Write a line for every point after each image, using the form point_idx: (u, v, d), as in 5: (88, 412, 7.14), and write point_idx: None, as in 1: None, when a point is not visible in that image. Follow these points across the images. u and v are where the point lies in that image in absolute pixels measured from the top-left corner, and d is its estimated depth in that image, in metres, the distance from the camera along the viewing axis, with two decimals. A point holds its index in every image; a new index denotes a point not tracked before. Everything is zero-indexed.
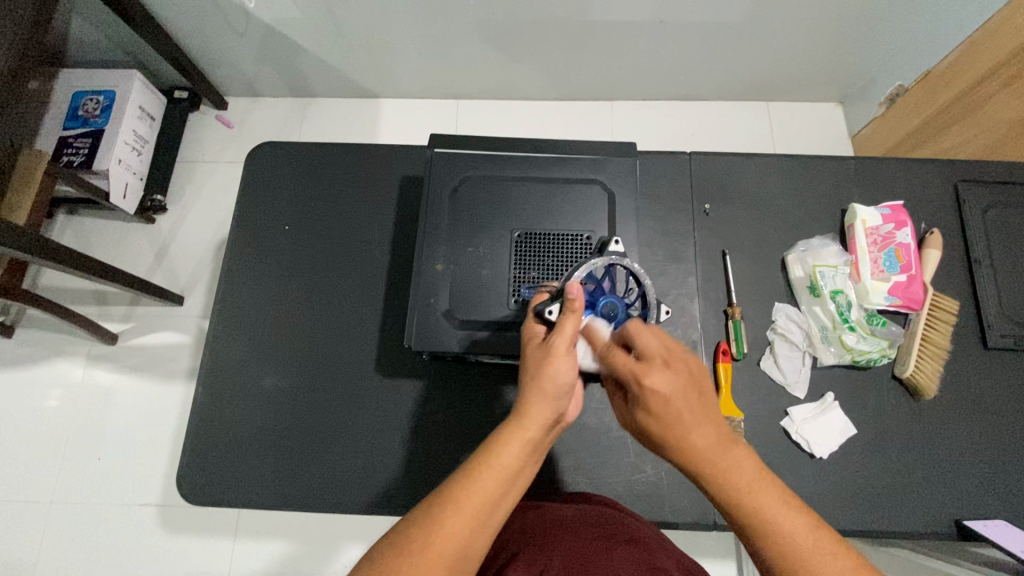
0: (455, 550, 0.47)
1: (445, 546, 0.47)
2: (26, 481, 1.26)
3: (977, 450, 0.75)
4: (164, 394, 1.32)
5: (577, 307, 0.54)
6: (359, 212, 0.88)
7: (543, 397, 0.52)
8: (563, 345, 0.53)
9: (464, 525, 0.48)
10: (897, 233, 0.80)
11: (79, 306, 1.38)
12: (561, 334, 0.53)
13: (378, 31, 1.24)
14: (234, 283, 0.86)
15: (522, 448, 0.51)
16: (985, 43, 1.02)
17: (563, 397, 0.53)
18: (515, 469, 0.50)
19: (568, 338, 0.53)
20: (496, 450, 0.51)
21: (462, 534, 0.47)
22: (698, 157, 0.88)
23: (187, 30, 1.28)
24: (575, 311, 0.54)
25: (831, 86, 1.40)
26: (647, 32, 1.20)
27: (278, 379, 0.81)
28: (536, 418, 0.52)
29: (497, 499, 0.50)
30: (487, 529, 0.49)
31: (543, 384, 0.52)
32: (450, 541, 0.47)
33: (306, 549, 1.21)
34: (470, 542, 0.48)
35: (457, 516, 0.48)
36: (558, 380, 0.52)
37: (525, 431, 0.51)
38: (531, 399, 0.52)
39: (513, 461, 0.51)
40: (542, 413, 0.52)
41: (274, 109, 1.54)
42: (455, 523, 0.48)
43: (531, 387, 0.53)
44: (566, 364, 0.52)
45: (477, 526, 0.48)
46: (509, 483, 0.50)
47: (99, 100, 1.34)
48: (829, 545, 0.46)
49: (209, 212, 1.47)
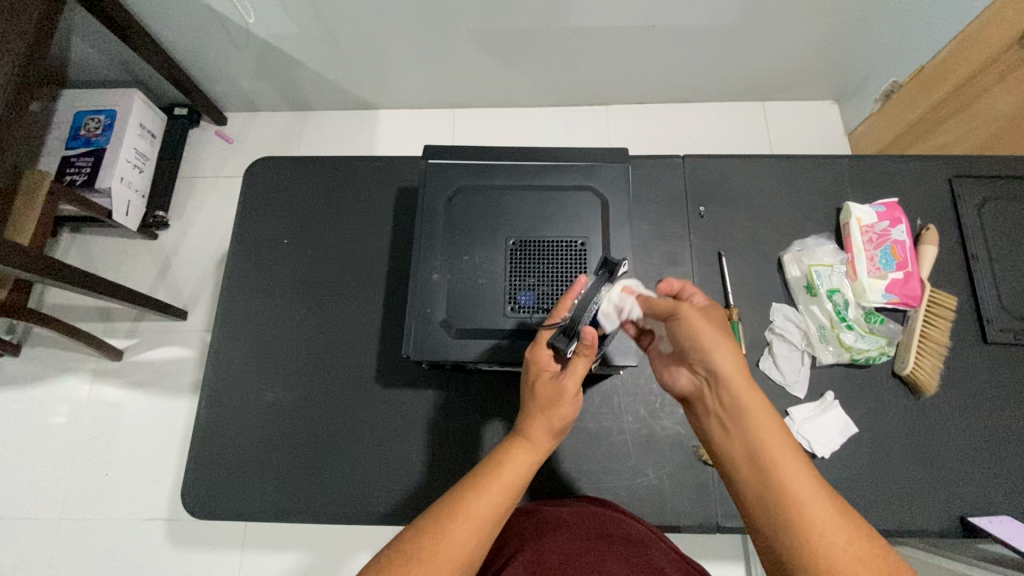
0: (466, 553, 0.51)
1: (459, 550, 0.51)
2: (35, 497, 1.27)
3: (981, 445, 0.74)
4: (171, 409, 1.33)
5: (590, 352, 0.58)
6: (355, 225, 0.89)
7: (549, 425, 0.59)
8: (574, 385, 0.58)
9: (476, 532, 0.52)
10: (893, 230, 0.79)
11: (82, 323, 1.39)
12: (574, 376, 0.58)
13: (372, 44, 1.25)
14: (235, 296, 0.87)
15: (525, 467, 0.57)
16: (978, 37, 1.02)
17: (562, 426, 0.60)
18: (520, 485, 0.56)
19: (577, 378, 0.58)
20: (507, 465, 0.57)
21: (476, 539, 0.52)
22: (692, 159, 0.88)
23: (183, 47, 1.29)
24: (588, 355, 0.58)
25: (825, 85, 1.40)
26: (638, 36, 1.21)
27: (279, 393, 0.81)
28: (541, 443, 0.59)
29: (505, 510, 0.55)
30: (492, 534, 0.53)
31: (553, 417, 0.59)
32: (462, 545, 0.51)
33: (314, 559, 1.21)
34: (480, 546, 0.52)
35: (471, 522, 0.52)
36: (564, 415, 0.59)
37: (531, 452, 0.58)
38: (537, 425, 0.59)
39: (521, 476, 0.57)
40: (544, 441, 0.59)
41: (273, 123, 1.56)
42: (468, 529, 0.52)
43: (540, 417, 0.59)
44: (572, 401, 0.60)
45: (487, 533, 0.53)
46: (516, 497, 0.56)
47: (100, 119, 1.36)
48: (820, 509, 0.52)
49: (211, 227, 1.48)
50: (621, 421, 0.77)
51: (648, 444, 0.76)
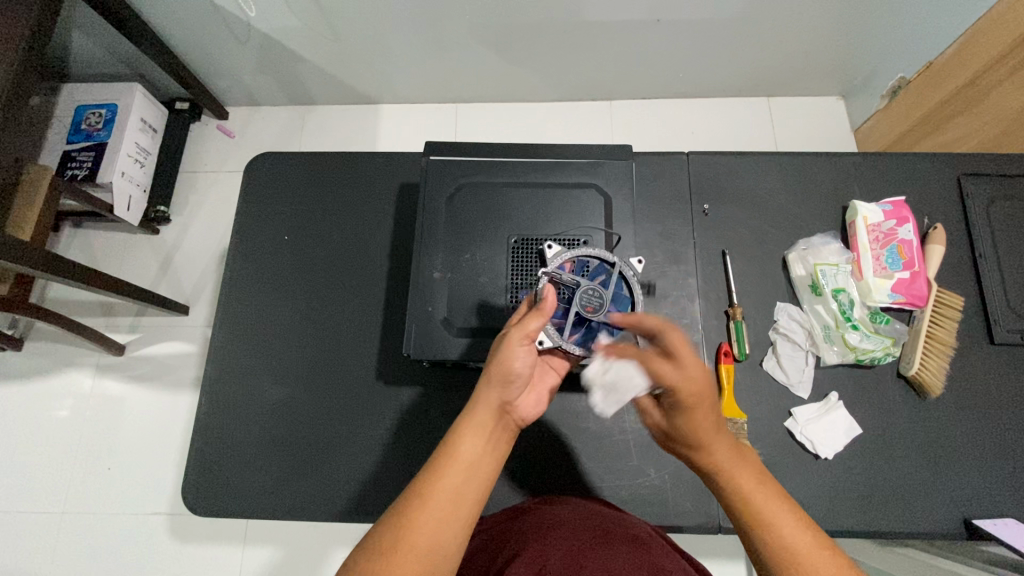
0: (429, 543, 0.47)
1: (418, 539, 0.47)
2: (37, 491, 1.28)
3: (987, 447, 0.74)
4: (173, 403, 1.33)
5: (543, 307, 0.56)
6: (356, 222, 0.88)
7: (494, 385, 0.56)
8: (520, 339, 0.55)
9: (435, 518, 0.49)
10: (900, 229, 0.79)
11: (84, 317, 1.39)
12: (521, 329, 0.55)
13: (373, 38, 1.24)
14: (235, 293, 0.87)
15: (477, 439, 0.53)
16: (989, 33, 1.00)
17: (514, 385, 0.56)
18: (473, 458, 0.53)
19: (528, 332, 0.55)
20: (456, 442, 0.53)
21: (434, 525, 0.48)
22: (695, 156, 0.87)
23: (183, 41, 1.28)
24: (540, 311, 0.56)
25: (832, 80, 1.38)
26: (643, 30, 1.20)
27: (278, 390, 0.81)
28: (485, 406, 0.55)
29: (464, 486, 0.51)
30: (457, 516, 0.50)
31: (496, 374, 0.55)
32: (423, 535, 0.48)
33: (313, 554, 1.22)
34: (442, 532, 0.48)
35: (427, 510, 0.49)
36: (512, 369, 0.55)
37: (478, 421, 0.54)
38: (481, 389, 0.56)
39: (471, 449, 0.53)
40: (491, 403, 0.55)
41: (275, 118, 1.55)
42: (426, 517, 0.48)
43: (486, 379, 0.56)
44: (523, 355, 0.55)
45: (447, 516, 0.49)
46: (473, 471, 0.52)
47: (101, 113, 1.35)
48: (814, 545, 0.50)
49: (213, 221, 1.48)
50: (623, 421, 0.76)
51: (649, 444, 0.75)
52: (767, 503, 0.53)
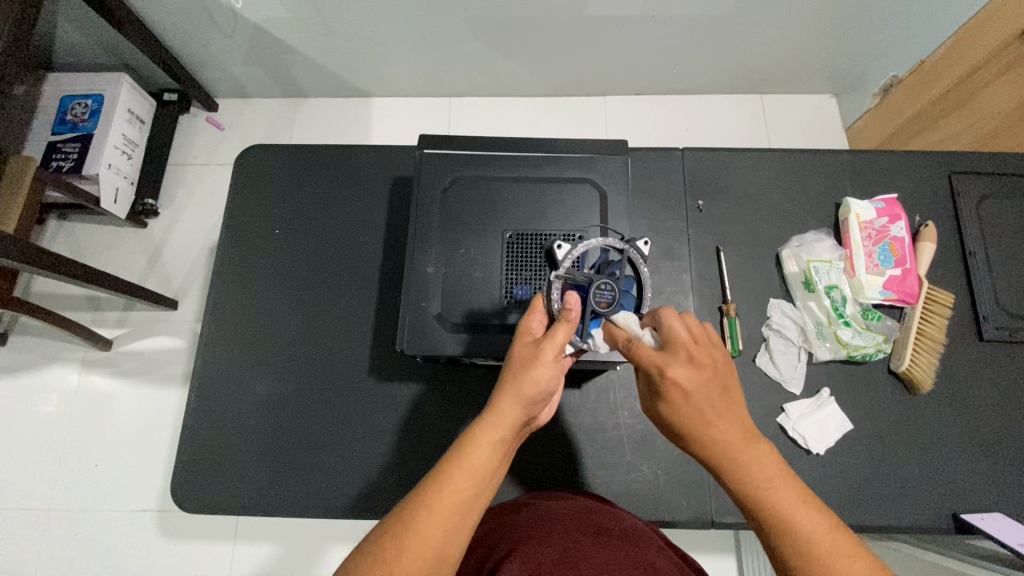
0: (434, 553, 0.46)
1: (423, 550, 0.46)
2: (24, 488, 1.26)
3: (976, 443, 0.75)
4: (162, 400, 1.32)
5: (572, 318, 0.55)
6: (349, 216, 0.87)
7: (518, 398, 0.52)
8: (551, 353, 0.53)
9: (443, 528, 0.47)
10: (891, 226, 0.79)
11: (69, 312, 1.37)
12: (551, 342, 0.53)
13: (366, 30, 1.22)
14: (225, 287, 0.86)
15: (493, 449, 0.51)
16: (976, 33, 1.01)
17: (538, 401, 0.53)
18: (487, 469, 0.51)
19: (557, 347, 0.53)
20: (470, 450, 0.51)
21: (440, 536, 0.47)
22: (690, 153, 0.87)
23: (171, 31, 1.26)
24: (569, 321, 0.54)
25: (825, 78, 1.39)
26: (637, 26, 1.19)
27: (270, 386, 0.80)
28: (509, 418, 0.52)
29: (474, 497, 0.49)
30: (463, 528, 0.49)
31: (523, 387, 0.52)
32: (429, 545, 0.46)
33: (303, 550, 1.21)
34: (447, 544, 0.47)
35: (434, 521, 0.47)
36: (539, 385, 0.52)
37: (497, 430, 0.51)
38: (505, 399, 0.52)
39: (487, 462, 0.51)
40: (514, 415, 0.52)
41: (266, 111, 1.53)
42: (433, 526, 0.47)
43: (510, 386, 0.53)
44: (550, 371, 0.53)
45: (453, 527, 0.48)
46: (484, 483, 0.50)
47: (87, 103, 1.33)
48: (842, 544, 0.45)
49: (202, 215, 1.46)
50: (617, 416, 0.76)
51: (643, 439, 0.75)
52: (790, 501, 0.47)
